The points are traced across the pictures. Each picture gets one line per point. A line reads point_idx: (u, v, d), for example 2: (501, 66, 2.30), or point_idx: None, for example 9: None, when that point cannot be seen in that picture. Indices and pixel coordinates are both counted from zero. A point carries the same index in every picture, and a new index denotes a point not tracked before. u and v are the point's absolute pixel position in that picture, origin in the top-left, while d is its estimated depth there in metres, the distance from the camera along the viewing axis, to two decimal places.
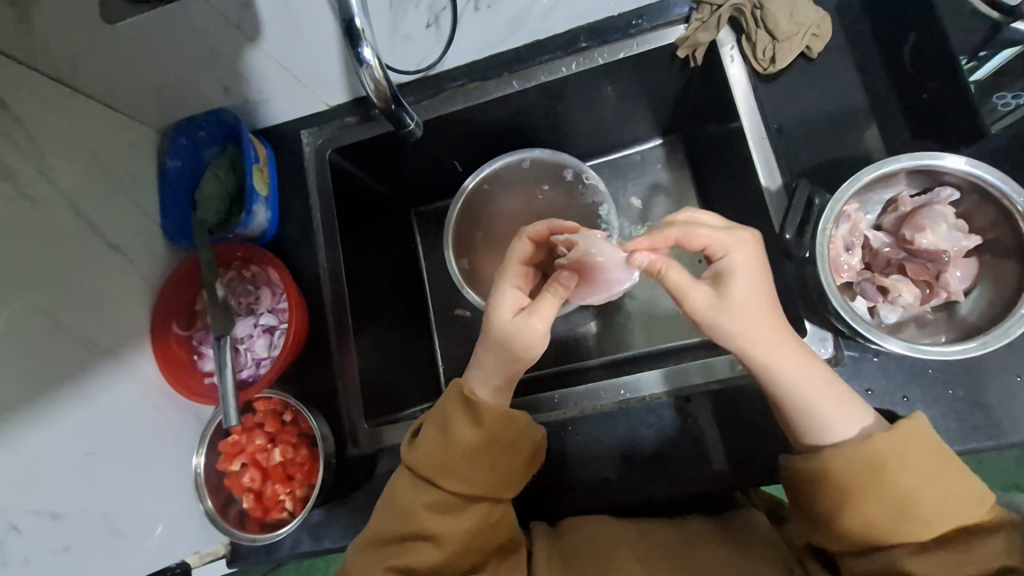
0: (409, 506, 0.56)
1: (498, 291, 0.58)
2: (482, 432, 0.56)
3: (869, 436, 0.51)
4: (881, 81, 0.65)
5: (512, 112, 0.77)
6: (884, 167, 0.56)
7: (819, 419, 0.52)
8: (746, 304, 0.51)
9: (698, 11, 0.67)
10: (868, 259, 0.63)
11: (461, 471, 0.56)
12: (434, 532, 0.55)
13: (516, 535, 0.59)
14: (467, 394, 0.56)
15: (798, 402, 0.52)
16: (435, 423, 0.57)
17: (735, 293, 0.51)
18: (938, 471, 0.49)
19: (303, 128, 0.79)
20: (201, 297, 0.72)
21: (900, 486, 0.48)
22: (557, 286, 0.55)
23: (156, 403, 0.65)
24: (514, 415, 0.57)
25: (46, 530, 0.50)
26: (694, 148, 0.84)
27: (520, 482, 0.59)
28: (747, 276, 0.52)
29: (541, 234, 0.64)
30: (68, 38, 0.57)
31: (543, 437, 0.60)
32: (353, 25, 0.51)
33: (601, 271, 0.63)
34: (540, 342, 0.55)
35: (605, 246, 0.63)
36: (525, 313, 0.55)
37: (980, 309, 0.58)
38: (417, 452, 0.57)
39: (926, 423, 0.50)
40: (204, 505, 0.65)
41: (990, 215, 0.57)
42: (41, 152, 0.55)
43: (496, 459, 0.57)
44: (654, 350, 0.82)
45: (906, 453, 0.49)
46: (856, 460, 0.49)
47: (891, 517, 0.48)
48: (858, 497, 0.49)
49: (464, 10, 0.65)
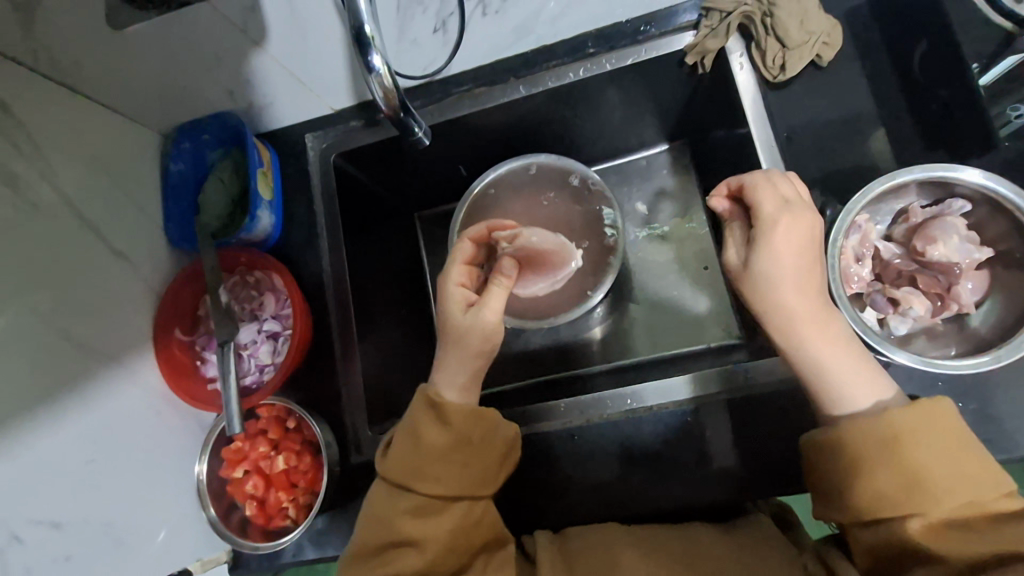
0: (387, 514, 0.55)
1: (443, 289, 0.60)
2: (450, 432, 0.56)
3: (887, 410, 0.49)
4: (892, 90, 0.64)
5: (518, 117, 0.77)
6: (895, 179, 0.56)
7: (830, 392, 0.52)
8: (773, 268, 0.53)
9: (707, 17, 0.67)
10: (878, 270, 0.62)
11: (435, 472, 0.56)
12: (416, 536, 0.54)
13: (500, 533, 0.58)
14: (428, 396, 0.57)
15: (813, 374, 0.52)
16: (404, 430, 0.58)
17: (759, 260, 0.54)
18: (955, 452, 0.47)
19: (309, 132, 0.78)
20: (203, 303, 0.71)
21: (915, 462, 0.47)
22: (501, 277, 0.58)
23: (158, 410, 0.65)
24: (482, 412, 0.57)
25: (48, 540, 0.49)
26: (701, 154, 0.84)
27: (499, 479, 0.59)
28: (776, 241, 0.53)
29: (480, 235, 0.64)
30: (72, 42, 0.57)
31: (514, 434, 0.60)
32: (362, 32, 0.50)
33: (540, 254, 0.68)
34: (498, 330, 0.57)
35: (542, 237, 0.67)
36: (475, 308, 0.57)
37: (992, 322, 0.57)
38: (389, 461, 0.57)
39: (948, 406, 0.48)
40: (209, 515, 0.65)
41: (1001, 226, 0.57)
42: (43, 156, 0.54)
43: (468, 458, 0.57)
44: (663, 356, 0.81)
45: (926, 430, 0.48)
46: (871, 435, 0.48)
47: (903, 492, 0.47)
48: (869, 470, 0.48)
49: (473, 15, 0.68)
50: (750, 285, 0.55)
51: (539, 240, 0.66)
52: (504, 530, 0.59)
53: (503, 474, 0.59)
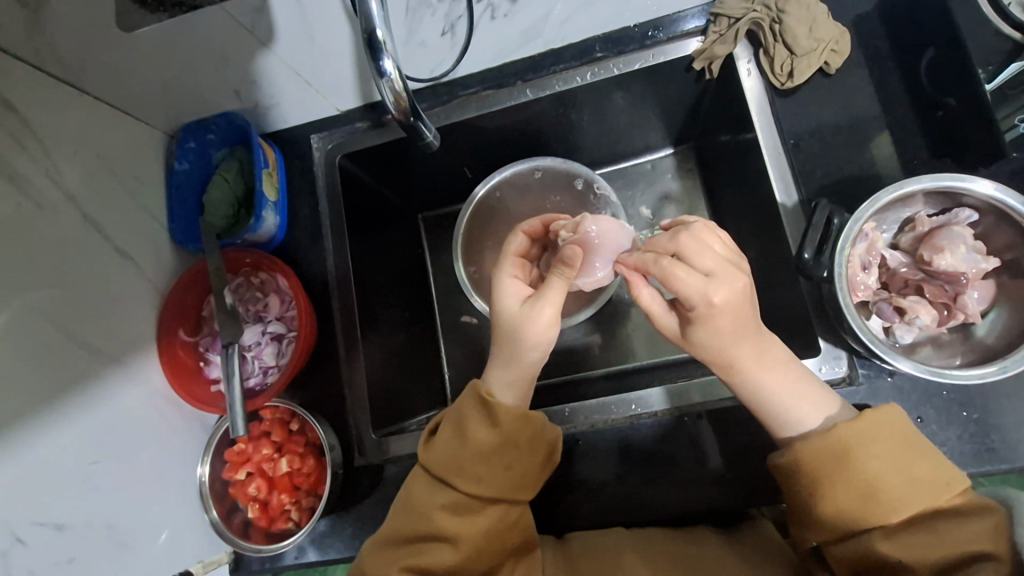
0: (425, 507, 0.54)
1: (500, 283, 0.59)
2: (498, 434, 0.54)
3: (833, 423, 0.51)
4: (899, 99, 0.65)
5: (524, 120, 0.77)
6: (903, 188, 0.56)
7: (776, 425, 0.54)
8: (709, 339, 0.51)
9: (716, 23, 0.66)
10: (885, 279, 0.63)
11: (476, 472, 0.54)
12: (452, 534, 0.53)
13: (531, 536, 0.58)
14: (483, 395, 0.55)
15: (757, 404, 0.54)
16: (453, 422, 0.56)
17: (699, 337, 0.52)
18: (904, 457, 0.48)
19: (314, 133, 0.78)
20: (207, 304, 0.71)
21: (867, 472, 0.48)
22: (562, 269, 0.55)
23: (161, 411, 0.65)
24: (532, 415, 0.55)
25: (51, 543, 0.49)
26: (706, 159, 0.84)
27: (538, 483, 0.57)
28: (714, 327, 0.50)
29: (537, 229, 0.72)
30: (78, 41, 0.57)
31: (559, 440, 0.57)
32: (375, 37, 0.50)
33: (596, 250, 0.67)
34: (551, 331, 0.55)
35: (607, 219, 0.69)
36: (532, 301, 0.55)
37: (998, 331, 0.57)
38: (432, 452, 0.56)
39: (890, 413, 0.50)
40: (210, 516, 0.65)
41: (1008, 236, 0.57)
42: (48, 156, 0.54)
43: (512, 460, 0.55)
44: (661, 361, 0.81)
45: (872, 439, 0.49)
46: (821, 452, 0.49)
47: (861, 505, 0.48)
48: (826, 486, 0.49)
49: (481, 18, 0.65)
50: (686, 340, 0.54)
51: (597, 233, 0.67)
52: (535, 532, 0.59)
53: (543, 479, 0.58)
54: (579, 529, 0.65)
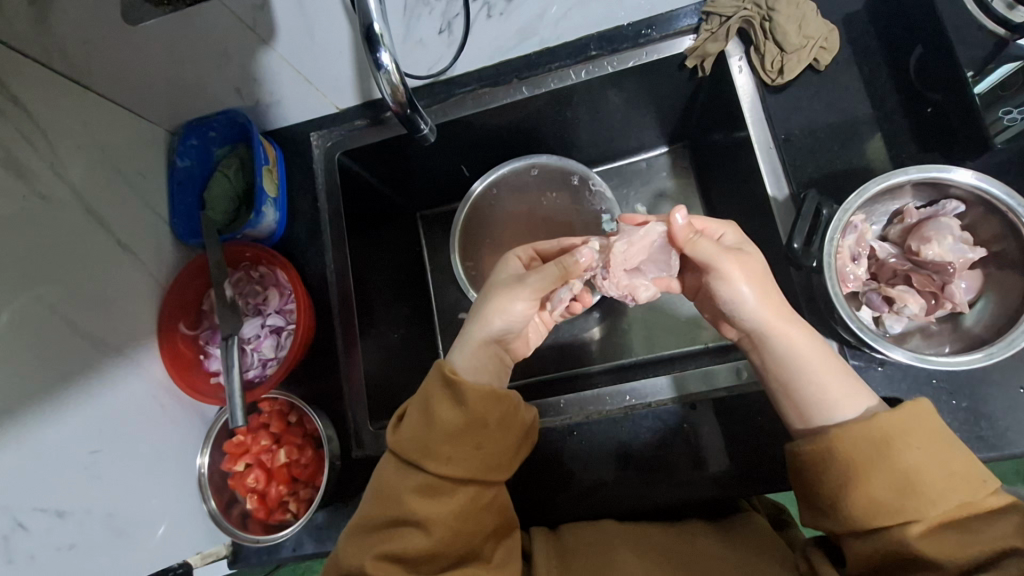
0: (396, 491, 0.53)
1: (505, 258, 0.66)
2: (467, 414, 0.54)
3: (876, 413, 0.51)
4: (887, 95, 0.66)
5: (521, 119, 0.78)
6: (890, 179, 0.57)
7: (819, 407, 0.53)
8: (752, 273, 0.55)
9: (708, 21, 0.68)
10: (874, 270, 0.64)
11: (446, 453, 0.53)
12: (424, 519, 0.52)
13: (508, 518, 0.57)
14: (449, 374, 0.55)
15: (802, 383, 0.54)
16: (419, 406, 0.56)
17: (751, 253, 0.57)
18: (941, 450, 0.48)
19: (313, 130, 0.79)
20: (208, 297, 0.73)
21: (906, 464, 0.47)
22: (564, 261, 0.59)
23: (160, 402, 0.65)
24: (502, 394, 0.55)
25: (53, 528, 0.49)
26: (700, 157, 0.85)
27: (513, 464, 0.57)
28: (751, 247, 0.58)
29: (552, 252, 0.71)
30: (83, 39, 0.58)
31: (533, 419, 0.59)
32: (372, 30, 0.51)
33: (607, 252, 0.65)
34: (517, 317, 0.59)
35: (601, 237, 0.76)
36: (521, 279, 0.60)
37: (985, 320, 0.59)
38: (400, 436, 0.55)
39: (929, 408, 0.49)
40: (209, 506, 0.65)
41: (994, 227, 0.58)
42: (52, 149, 0.55)
43: (483, 441, 0.54)
44: (655, 357, 0.82)
45: (911, 432, 0.48)
46: (857, 439, 0.49)
47: (898, 495, 0.47)
48: (862, 476, 0.48)
49: (477, 17, 0.67)
50: (744, 273, 0.55)
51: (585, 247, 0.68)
52: (512, 515, 0.58)
53: (516, 463, 0.58)
54: (573, 517, 0.66)
